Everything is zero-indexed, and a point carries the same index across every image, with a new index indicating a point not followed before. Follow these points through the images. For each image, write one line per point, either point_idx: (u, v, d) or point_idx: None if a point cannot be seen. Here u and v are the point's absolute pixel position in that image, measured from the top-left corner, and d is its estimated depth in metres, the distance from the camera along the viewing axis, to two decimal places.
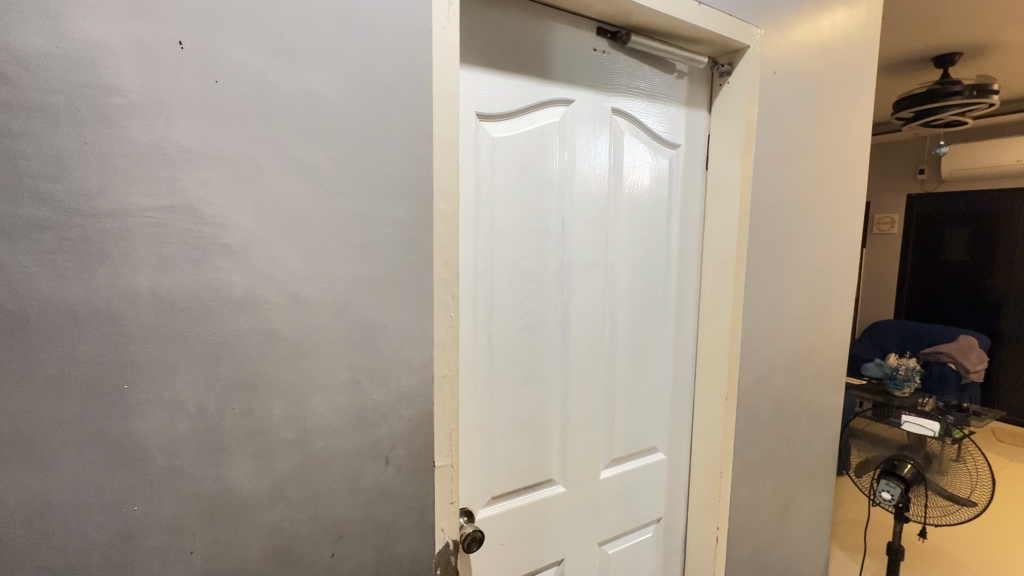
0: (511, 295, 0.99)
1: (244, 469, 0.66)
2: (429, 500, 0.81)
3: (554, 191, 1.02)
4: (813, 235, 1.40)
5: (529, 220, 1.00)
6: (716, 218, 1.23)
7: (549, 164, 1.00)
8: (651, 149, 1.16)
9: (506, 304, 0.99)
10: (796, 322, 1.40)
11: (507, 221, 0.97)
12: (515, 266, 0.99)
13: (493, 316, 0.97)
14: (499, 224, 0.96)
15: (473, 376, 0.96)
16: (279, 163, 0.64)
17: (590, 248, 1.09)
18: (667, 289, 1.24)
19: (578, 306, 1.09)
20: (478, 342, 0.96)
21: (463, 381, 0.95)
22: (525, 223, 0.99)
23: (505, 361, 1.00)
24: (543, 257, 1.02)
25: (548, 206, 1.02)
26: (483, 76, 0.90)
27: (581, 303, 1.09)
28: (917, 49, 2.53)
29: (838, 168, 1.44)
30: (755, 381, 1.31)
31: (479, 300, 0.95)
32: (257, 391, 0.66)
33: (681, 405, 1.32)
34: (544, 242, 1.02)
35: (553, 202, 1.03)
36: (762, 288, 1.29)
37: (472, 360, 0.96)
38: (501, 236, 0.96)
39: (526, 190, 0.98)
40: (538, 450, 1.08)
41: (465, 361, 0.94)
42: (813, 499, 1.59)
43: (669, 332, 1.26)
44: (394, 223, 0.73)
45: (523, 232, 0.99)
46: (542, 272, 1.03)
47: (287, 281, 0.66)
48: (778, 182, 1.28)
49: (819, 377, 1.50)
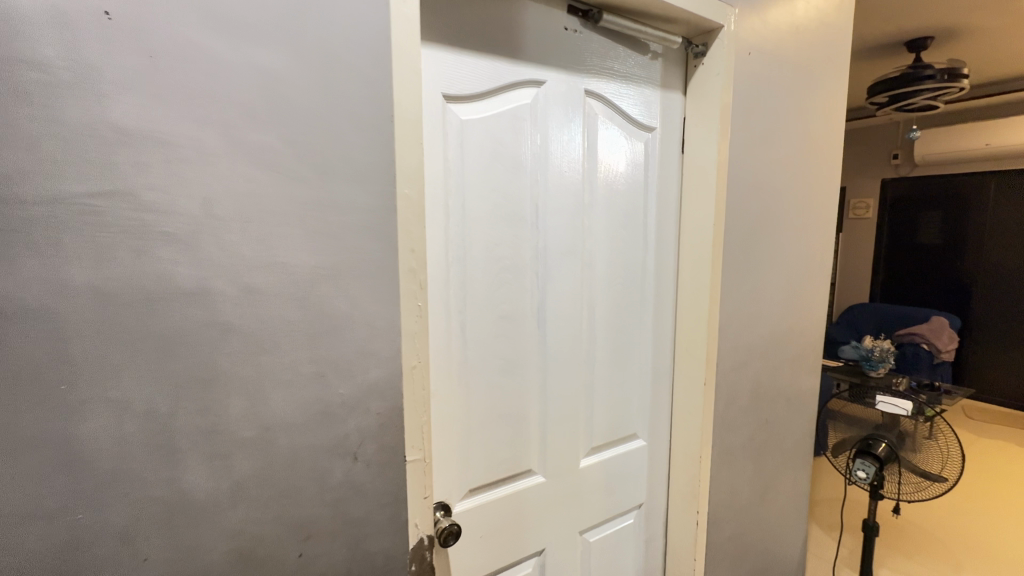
0: (485, 285, 0.97)
1: (202, 470, 0.63)
2: (401, 495, 0.78)
3: (528, 176, 1.00)
4: (790, 220, 1.41)
5: (504, 209, 0.97)
6: (694, 202, 1.22)
7: (522, 149, 0.98)
8: (626, 132, 1.14)
9: (481, 297, 0.96)
10: (774, 305, 1.41)
11: (480, 210, 0.94)
12: (489, 256, 0.96)
13: (468, 309, 0.95)
14: (471, 213, 0.93)
15: (447, 369, 0.93)
16: (227, 146, 0.60)
17: (567, 236, 1.07)
18: (646, 277, 1.24)
19: (557, 297, 1.07)
20: (453, 333, 0.93)
21: (436, 373, 0.92)
22: (499, 210, 0.97)
23: (480, 353, 0.98)
24: (517, 246, 1.00)
25: (523, 192, 0.99)
26: (450, 56, 0.86)
27: (560, 294, 1.08)
28: (891, 33, 2.55)
29: (814, 152, 1.44)
30: (733, 367, 1.32)
31: (453, 289, 0.92)
32: (210, 387, 0.62)
33: (660, 390, 1.32)
34: (519, 231, 1.00)
35: (526, 190, 1.00)
36: (740, 273, 1.28)
37: (448, 352, 0.93)
38: (472, 225, 0.93)
39: (499, 175, 0.95)
40: (517, 442, 1.06)
41: (439, 353, 0.92)
42: (791, 481, 1.61)
43: (650, 321, 1.26)
44: (356, 209, 0.70)
45: (495, 220, 0.96)
46: (516, 259, 1.00)
47: (240, 272, 0.63)
48: (755, 165, 1.27)
49: (796, 362, 1.52)
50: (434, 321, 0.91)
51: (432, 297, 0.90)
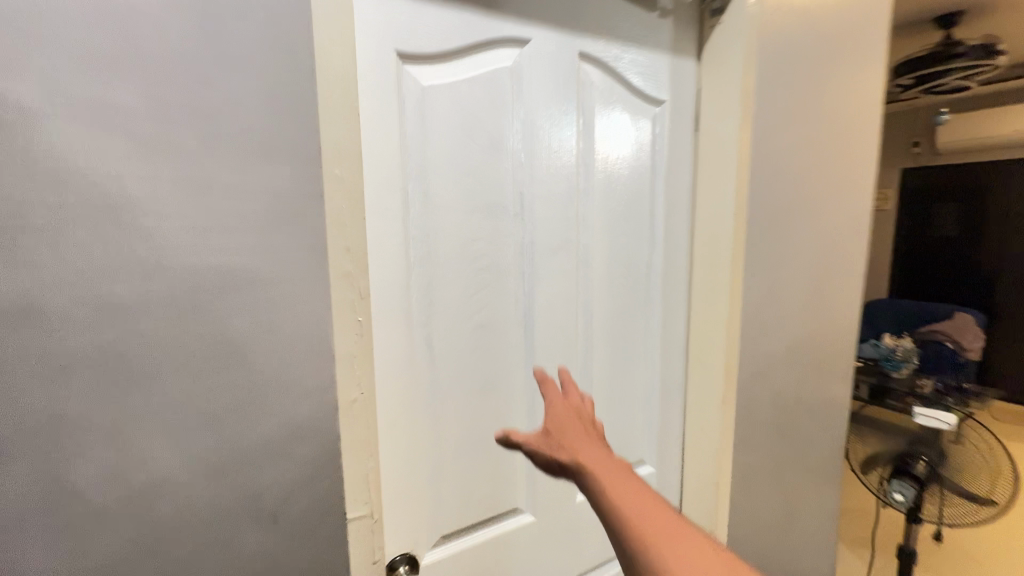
0: (457, 291, 0.79)
1: (41, 553, 0.46)
2: (343, 561, 0.62)
3: (509, 156, 0.82)
4: (818, 210, 1.22)
5: (479, 198, 0.79)
6: (710, 188, 1.04)
7: (501, 122, 0.80)
8: (630, 105, 0.96)
9: (452, 306, 0.79)
10: (801, 307, 1.22)
11: (448, 199, 0.76)
12: (461, 256, 0.79)
13: (435, 321, 0.78)
14: (436, 204, 0.75)
15: (410, 394, 0.76)
16: (64, 104, 0.43)
17: (558, 231, 0.89)
18: (654, 278, 1.06)
19: (546, 304, 0.90)
20: (415, 351, 0.76)
21: (391, 401, 0.75)
22: (473, 199, 0.79)
23: (452, 373, 0.81)
24: (495, 244, 0.82)
25: (503, 174, 0.82)
26: (406, 3, 0.69)
27: (551, 300, 0.90)
28: (920, 6, 2.33)
29: (847, 129, 1.25)
30: (755, 379, 1.14)
31: (413, 298, 0.75)
32: (96, 429, 0.47)
33: (671, 408, 1.14)
34: (498, 225, 0.82)
35: (507, 175, 0.82)
36: (763, 271, 1.10)
37: (410, 375, 0.76)
38: (439, 218, 0.76)
39: (473, 154, 0.78)
40: (501, 476, 0.89)
41: (396, 377, 0.74)
42: (818, 505, 1.43)
43: (659, 328, 1.09)
44: (266, 195, 0.52)
45: (467, 212, 0.79)
46: (495, 259, 0.83)
47: (91, 280, 0.45)
48: (782, 144, 1.09)
49: (825, 372, 1.33)
50: (385, 338, 0.73)
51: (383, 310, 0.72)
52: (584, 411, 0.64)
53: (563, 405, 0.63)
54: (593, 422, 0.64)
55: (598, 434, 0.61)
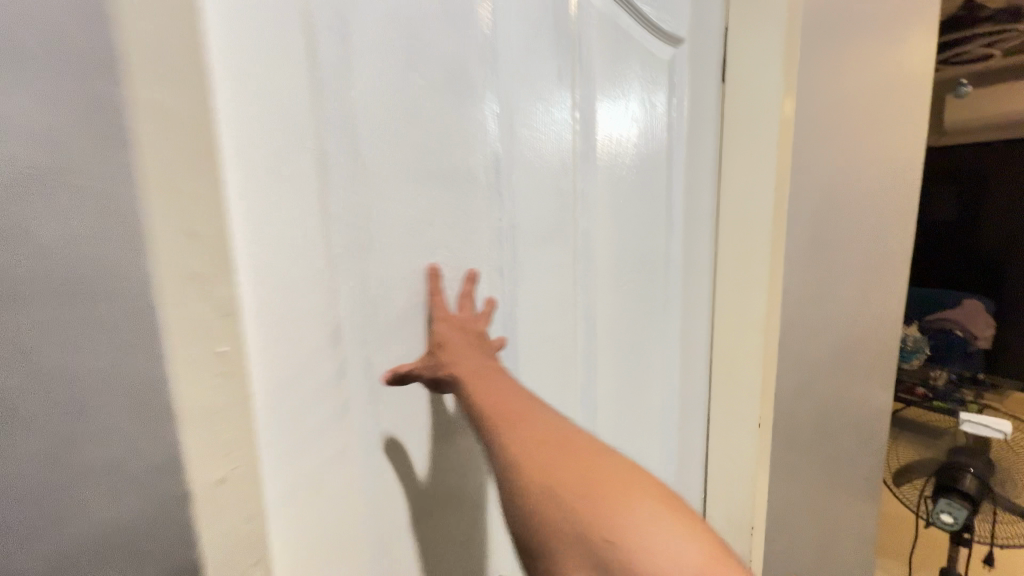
0: (406, 299, 0.54)
1: None
2: None
3: (475, 103, 0.58)
4: (866, 183, 1.02)
5: (435, 163, 0.55)
6: (739, 162, 0.86)
7: (462, 53, 0.56)
8: (643, 45, 0.74)
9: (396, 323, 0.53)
10: (846, 302, 1.02)
11: (391, 163, 0.51)
12: (410, 246, 0.54)
13: (378, 350, 0.51)
14: (371, 170, 0.49)
15: (350, 461, 0.50)
16: None
17: (545, 208, 0.67)
18: (674, 266, 0.84)
19: (531, 308, 0.67)
20: (347, 397, 0.49)
21: (306, 485, 0.46)
22: (425, 163, 0.54)
23: (407, 420, 0.54)
24: (458, 228, 0.58)
25: (467, 127, 0.58)
26: None
27: (539, 302, 0.68)
28: None
29: (896, 84, 1.03)
30: (794, 387, 0.94)
31: (343, 316, 0.48)
32: None
33: (692, 431, 0.93)
34: (463, 200, 0.58)
35: (473, 129, 0.58)
36: (805, 260, 0.91)
37: (340, 442, 0.48)
38: (371, 190, 0.50)
39: (421, 95, 0.53)
40: (482, 541, 0.68)
41: (320, 442, 0.46)
42: (856, 531, 1.25)
43: (677, 331, 0.87)
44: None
45: (416, 183, 0.53)
46: (460, 249, 0.59)
47: None
48: (824, 106, 0.89)
49: (869, 376, 1.14)
50: (294, 388, 0.44)
51: (281, 352, 0.43)
52: (473, 324, 0.56)
53: (446, 321, 0.55)
54: (484, 335, 0.57)
55: (488, 351, 0.55)
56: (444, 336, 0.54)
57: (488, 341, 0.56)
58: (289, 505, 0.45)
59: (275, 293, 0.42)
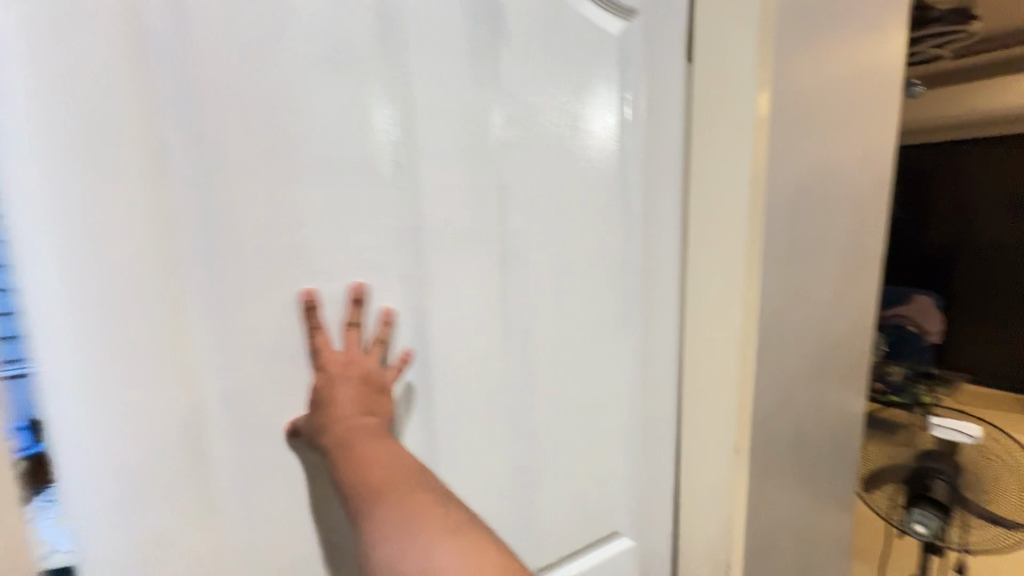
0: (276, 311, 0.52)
1: None
2: None
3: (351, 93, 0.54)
4: (848, 179, 0.94)
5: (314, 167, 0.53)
6: (712, 161, 0.77)
7: (330, 40, 0.53)
8: (576, 23, 0.68)
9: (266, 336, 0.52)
10: (826, 311, 0.94)
11: (248, 168, 0.50)
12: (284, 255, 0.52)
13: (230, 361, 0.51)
14: (224, 175, 0.48)
15: (190, 470, 0.50)
16: None
17: (464, 208, 0.63)
18: (628, 267, 0.78)
19: (445, 315, 0.63)
20: (199, 403, 0.50)
21: (147, 488, 0.48)
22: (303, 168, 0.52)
23: (277, 432, 0.54)
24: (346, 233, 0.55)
25: (347, 119, 0.54)
26: None
27: (455, 309, 0.64)
28: None
29: (874, 73, 0.96)
30: (768, 400, 0.86)
31: (187, 324, 0.48)
32: None
33: (656, 456, 0.86)
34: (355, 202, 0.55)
35: (371, 126, 0.56)
36: (783, 268, 0.82)
37: (183, 445, 0.50)
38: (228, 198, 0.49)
39: (284, 88, 0.51)
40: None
41: (154, 448, 0.48)
42: (843, 550, 1.18)
43: (633, 337, 0.80)
44: None
45: (282, 190, 0.51)
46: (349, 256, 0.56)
47: None
48: (801, 98, 0.80)
49: (849, 382, 1.05)
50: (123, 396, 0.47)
51: (116, 349, 0.46)
52: (361, 359, 0.55)
53: (331, 365, 0.53)
54: (373, 368, 0.55)
55: (375, 388, 0.54)
56: (326, 386, 0.53)
57: (378, 376, 0.55)
58: (114, 506, 0.47)
59: (105, 302, 0.45)
